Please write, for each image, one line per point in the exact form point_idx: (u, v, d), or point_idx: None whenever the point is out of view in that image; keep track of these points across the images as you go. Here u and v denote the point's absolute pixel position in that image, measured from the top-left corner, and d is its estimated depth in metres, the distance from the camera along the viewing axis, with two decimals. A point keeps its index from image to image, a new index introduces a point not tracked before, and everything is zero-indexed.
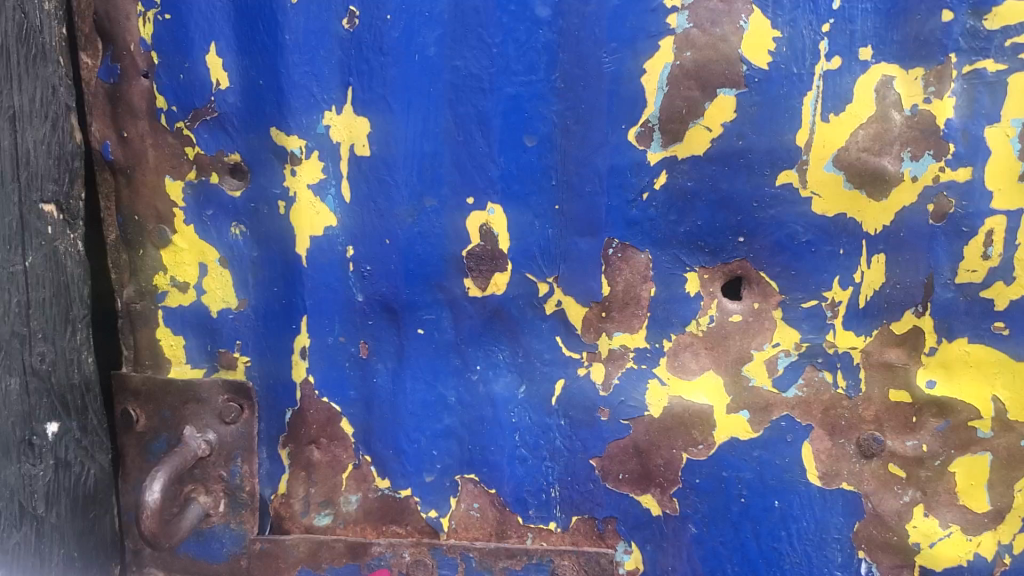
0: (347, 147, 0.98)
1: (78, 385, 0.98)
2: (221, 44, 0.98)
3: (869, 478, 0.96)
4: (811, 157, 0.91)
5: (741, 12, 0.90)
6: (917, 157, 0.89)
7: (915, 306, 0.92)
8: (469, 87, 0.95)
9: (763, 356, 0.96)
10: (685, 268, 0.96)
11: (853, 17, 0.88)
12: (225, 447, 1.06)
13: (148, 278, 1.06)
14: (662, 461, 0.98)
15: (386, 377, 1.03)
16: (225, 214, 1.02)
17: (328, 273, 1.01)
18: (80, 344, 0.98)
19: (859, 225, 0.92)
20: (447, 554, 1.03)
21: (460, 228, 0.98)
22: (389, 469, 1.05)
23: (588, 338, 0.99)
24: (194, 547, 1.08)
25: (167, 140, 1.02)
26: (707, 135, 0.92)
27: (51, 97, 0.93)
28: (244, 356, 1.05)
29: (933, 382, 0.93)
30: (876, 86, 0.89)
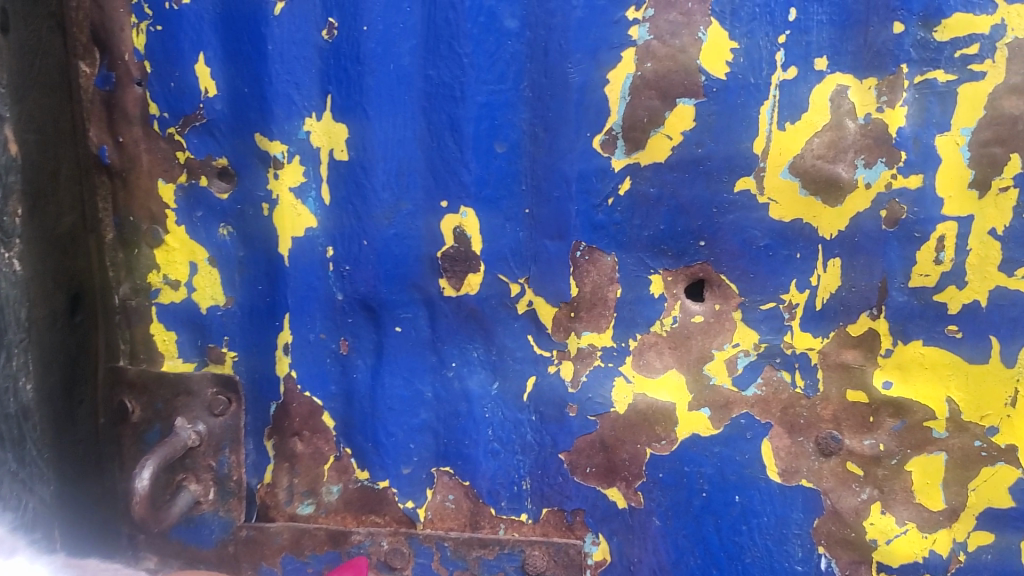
0: (327, 153, 1.03)
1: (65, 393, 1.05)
2: (209, 54, 1.03)
3: (828, 475, 0.99)
4: (768, 164, 0.94)
5: (699, 24, 0.93)
6: (870, 164, 0.92)
7: (870, 309, 0.95)
8: (441, 96, 0.99)
9: (723, 355, 1.00)
10: (649, 271, 1.00)
11: (809, 28, 0.91)
12: (214, 438, 1.12)
13: (142, 275, 1.11)
14: (627, 456, 1.03)
15: (366, 373, 1.08)
16: (214, 216, 1.08)
17: (310, 273, 1.06)
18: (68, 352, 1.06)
19: (815, 230, 0.95)
20: (423, 543, 1.07)
21: (434, 231, 1.02)
22: (369, 461, 1.09)
23: (558, 337, 1.03)
24: (186, 533, 1.13)
25: (160, 145, 1.07)
26: (668, 142, 0.96)
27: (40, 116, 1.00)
28: (232, 351, 1.10)
29: (890, 383, 0.96)
30: (831, 96, 0.92)
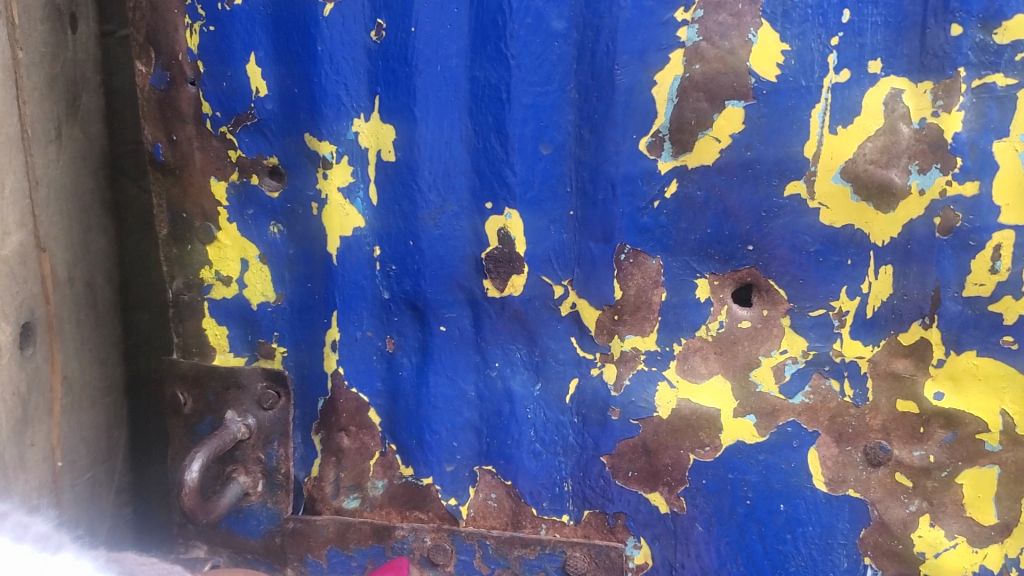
0: (374, 152, 1.03)
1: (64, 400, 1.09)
2: (260, 54, 1.04)
3: (876, 486, 0.97)
4: (819, 169, 0.92)
5: (750, 25, 0.91)
6: (924, 170, 0.89)
7: (921, 318, 0.93)
8: (488, 97, 0.98)
9: (770, 362, 0.99)
10: (695, 275, 0.99)
11: (862, 30, 0.89)
12: (264, 430, 1.14)
13: (195, 270, 1.14)
14: (670, 461, 1.02)
15: (411, 371, 1.09)
16: (265, 214, 1.09)
17: (357, 272, 1.07)
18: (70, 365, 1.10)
19: (866, 236, 0.93)
20: (465, 540, 1.08)
21: (480, 232, 1.02)
22: (413, 458, 1.10)
23: (602, 339, 1.02)
24: (234, 524, 1.16)
25: (213, 143, 1.09)
26: (716, 145, 0.94)
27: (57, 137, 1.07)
28: (282, 346, 1.12)
29: (941, 394, 0.94)
30: (885, 99, 0.89)
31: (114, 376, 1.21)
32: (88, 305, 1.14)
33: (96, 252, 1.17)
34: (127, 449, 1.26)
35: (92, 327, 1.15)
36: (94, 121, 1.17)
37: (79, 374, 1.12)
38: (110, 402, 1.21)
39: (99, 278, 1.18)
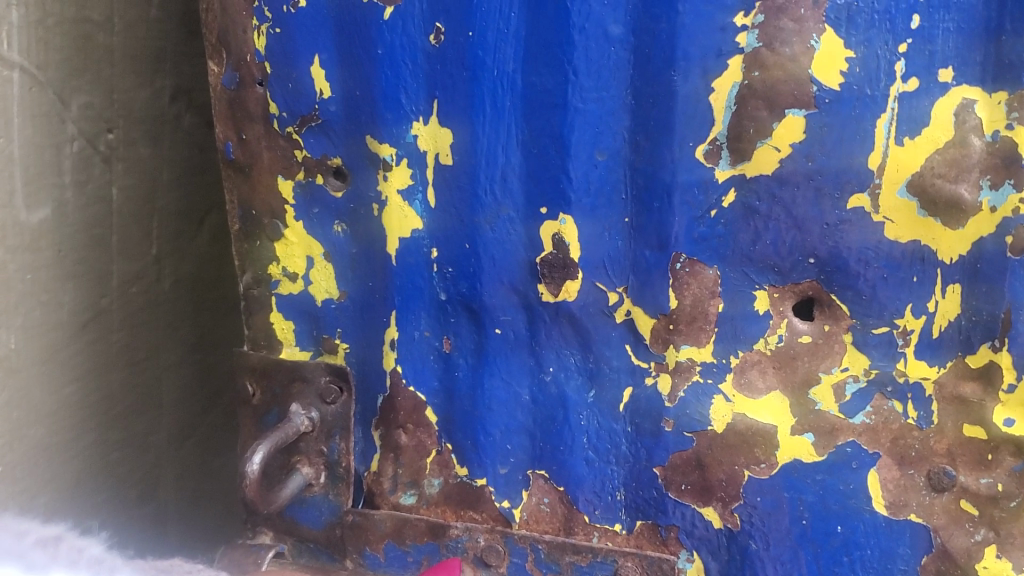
0: (432, 156, 1.04)
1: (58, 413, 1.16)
2: (324, 57, 1.05)
3: (939, 512, 0.93)
4: (884, 182, 0.88)
5: (812, 31, 0.87)
6: (996, 185, 0.85)
7: (991, 340, 0.88)
8: (543, 102, 0.97)
9: (831, 379, 0.95)
10: (754, 286, 0.95)
11: (933, 37, 0.84)
12: (327, 424, 1.16)
13: (264, 266, 1.16)
14: (723, 477, 0.99)
15: (467, 372, 1.09)
16: (329, 213, 1.11)
17: (415, 272, 1.08)
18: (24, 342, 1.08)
19: (933, 253, 0.88)
20: (518, 543, 1.08)
21: (534, 236, 1.02)
22: (468, 458, 1.11)
23: (656, 349, 1.00)
24: (299, 512, 1.19)
25: (280, 142, 1.11)
26: (775, 154, 0.90)
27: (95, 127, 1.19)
28: (345, 342, 1.14)
29: (1012, 421, 0.88)
30: (956, 110, 0.85)
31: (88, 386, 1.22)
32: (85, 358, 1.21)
33: (40, 322, 1.11)
34: (128, 456, 1.33)
35: (40, 415, 1.13)
36: (13, 125, 1.04)
37: (85, 457, 1.23)
38: (117, 414, 1.29)
39: (111, 313, 1.26)
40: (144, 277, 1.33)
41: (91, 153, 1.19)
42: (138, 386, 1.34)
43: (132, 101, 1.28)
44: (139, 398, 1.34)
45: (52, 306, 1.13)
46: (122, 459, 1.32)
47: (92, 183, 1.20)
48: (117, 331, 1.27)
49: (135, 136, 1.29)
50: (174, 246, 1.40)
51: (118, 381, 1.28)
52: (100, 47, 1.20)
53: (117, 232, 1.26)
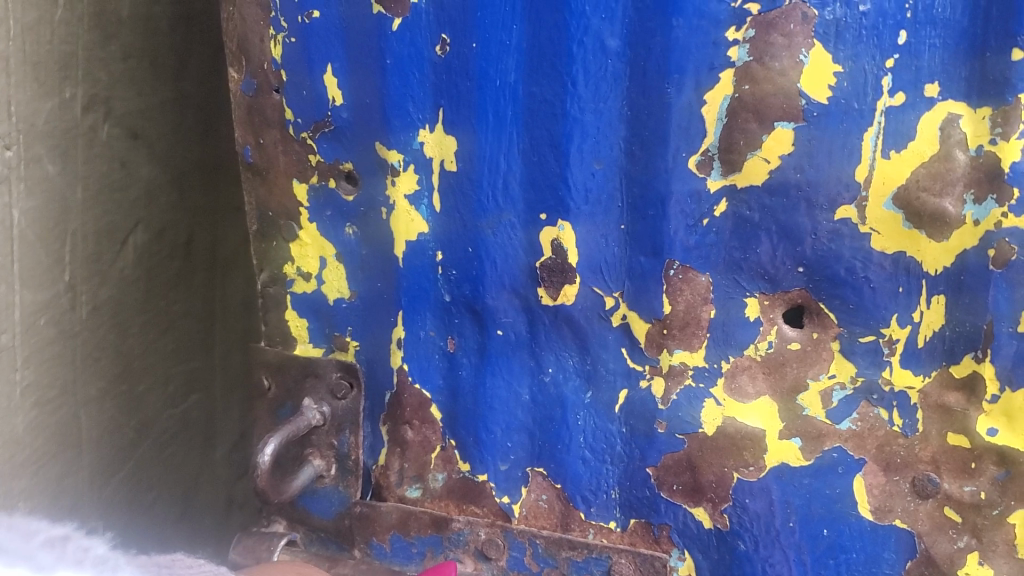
0: (438, 162, 1.07)
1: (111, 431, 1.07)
2: (336, 65, 1.09)
3: (923, 518, 0.95)
4: (870, 194, 0.89)
5: (801, 46, 0.89)
6: (980, 199, 0.86)
7: (974, 351, 0.89)
8: (544, 112, 1.01)
9: (818, 386, 0.97)
10: (744, 294, 0.98)
11: (919, 52, 0.86)
12: (337, 418, 1.20)
13: (279, 265, 1.21)
14: (713, 478, 1.02)
15: (470, 371, 1.13)
16: (341, 216, 1.15)
17: (422, 274, 1.12)
18: (140, 345, 1.11)
19: (918, 264, 0.90)
20: (517, 537, 1.12)
21: (535, 242, 1.05)
22: (470, 454, 1.15)
23: (651, 352, 1.03)
24: (310, 502, 1.24)
25: (295, 147, 1.15)
26: (765, 166, 0.93)
27: (160, 104, 1.12)
28: (355, 340, 1.18)
29: (995, 430, 0.90)
30: (941, 124, 0.86)
31: (181, 393, 1.20)
32: (191, 356, 1.21)
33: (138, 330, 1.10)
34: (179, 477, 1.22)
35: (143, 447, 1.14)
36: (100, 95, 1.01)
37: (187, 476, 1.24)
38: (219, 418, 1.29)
39: (172, 307, 1.17)
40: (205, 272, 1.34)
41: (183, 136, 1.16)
42: (229, 380, 1.30)
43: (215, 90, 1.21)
44: (231, 399, 1.31)
45: (165, 307, 1.15)
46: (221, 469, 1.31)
47: (190, 182, 1.18)
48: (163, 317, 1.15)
49: (114, 152, 1.04)
50: (218, 258, 1.24)
51: (202, 380, 1.24)
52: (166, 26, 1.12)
53: (238, 224, 1.26)
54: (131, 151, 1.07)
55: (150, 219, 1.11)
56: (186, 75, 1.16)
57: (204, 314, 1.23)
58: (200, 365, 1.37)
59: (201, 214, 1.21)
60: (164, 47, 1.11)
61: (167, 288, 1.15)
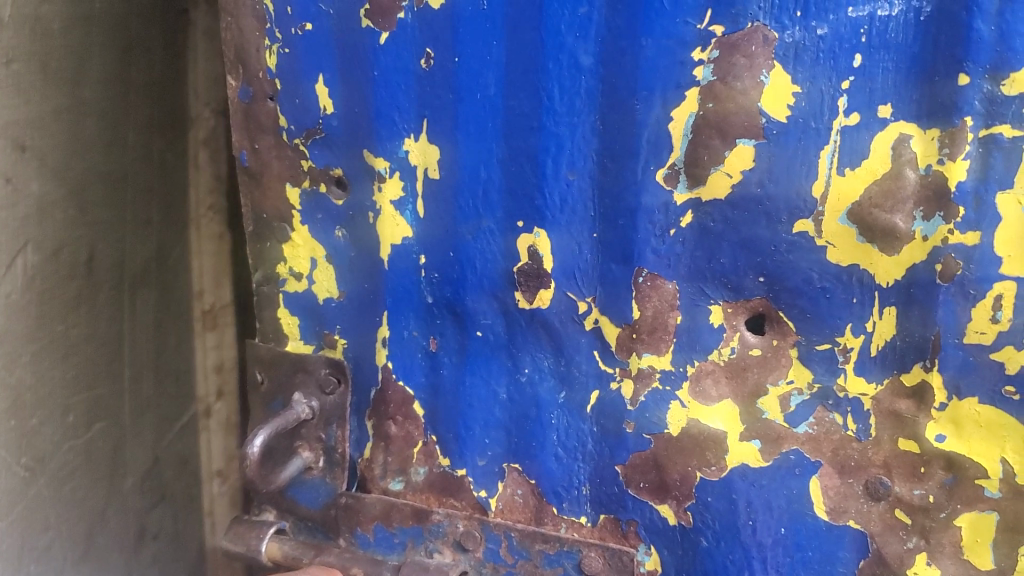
0: (422, 170, 1.12)
1: (71, 426, 1.42)
2: (327, 76, 1.15)
3: (876, 520, 0.99)
4: (826, 209, 0.94)
5: (762, 67, 0.93)
6: (928, 216, 0.90)
7: (923, 361, 0.94)
8: (520, 125, 1.06)
9: (777, 391, 1.01)
10: (709, 301, 1.02)
11: (874, 75, 0.90)
12: (326, 413, 1.25)
13: (272, 265, 1.26)
14: (678, 476, 1.07)
15: (451, 370, 1.18)
16: (331, 219, 1.20)
17: (406, 276, 1.17)
18: (47, 373, 1.36)
19: (871, 277, 0.94)
20: (493, 530, 1.17)
21: (512, 248, 1.10)
22: (450, 450, 1.20)
23: (622, 355, 1.08)
24: (299, 492, 1.29)
25: (288, 152, 1.21)
26: (727, 180, 0.97)
27: (122, 121, 1.47)
28: (343, 339, 1.24)
29: (943, 436, 0.94)
30: (893, 144, 0.90)
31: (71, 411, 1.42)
32: (63, 372, 1.39)
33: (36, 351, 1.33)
34: (91, 470, 1.47)
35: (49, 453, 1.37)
36: (59, 124, 1.34)
37: (81, 478, 1.45)
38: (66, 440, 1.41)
39: (58, 329, 1.37)
40: (87, 304, 1.43)
41: (86, 153, 1.40)
42: (89, 399, 1.45)
43: (57, 94, 1.33)
44: (67, 429, 1.41)
45: (62, 332, 1.38)
46: (100, 470, 1.49)
47: (82, 216, 1.40)
48: (60, 352, 1.38)
49: (90, 185, 1.42)
50: (87, 288, 1.42)
51: (73, 404, 1.42)
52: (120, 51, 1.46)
53: (82, 246, 1.41)
54: (75, 158, 1.37)
55: (102, 239, 1.45)
56: (117, 96, 1.46)
57: (104, 336, 1.48)
58: (97, 390, 1.47)
59: (105, 236, 1.46)
60: (59, 50, 1.32)
61: (58, 318, 1.37)
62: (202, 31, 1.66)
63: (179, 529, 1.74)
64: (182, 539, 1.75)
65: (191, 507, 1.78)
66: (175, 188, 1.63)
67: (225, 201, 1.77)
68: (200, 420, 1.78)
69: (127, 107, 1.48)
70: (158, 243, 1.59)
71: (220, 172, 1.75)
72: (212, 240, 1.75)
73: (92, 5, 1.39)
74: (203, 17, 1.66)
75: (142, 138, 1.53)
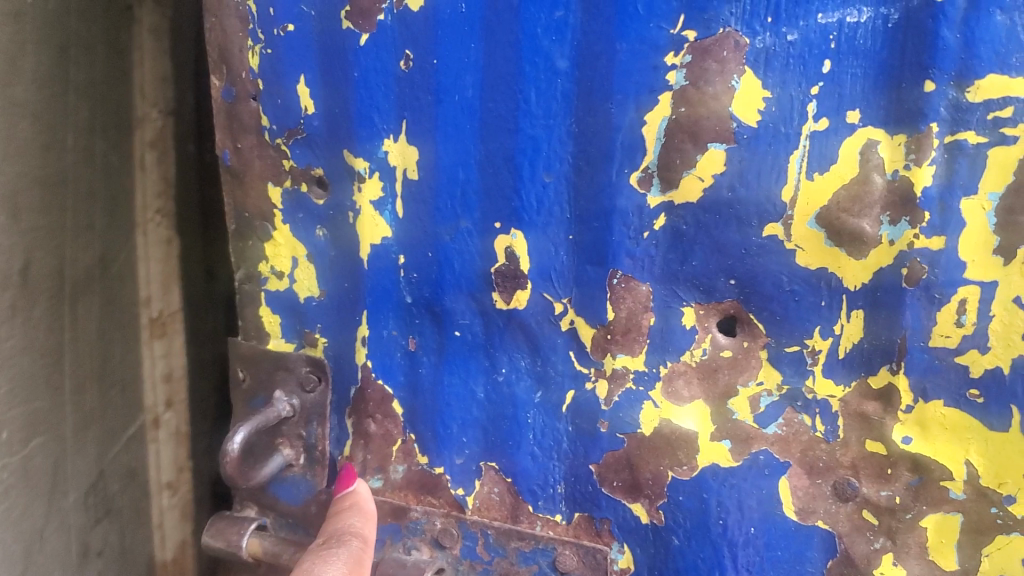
0: (401, 171, 1.14)
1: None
2: (309, 77, 1.16)
3: (844, 520, 1.00)
4: (795, 213, 0.95)
5: (733, 72, 0.94)
6: (894, 221, 0.92)
7: (889, 364, 0.95)
8: (497, 127, 1.07)
9: (747, 392, 1.03)
10: (681, 303, 1.03)
11: (842, 81, 0.91)
12: (306, 410, 1.26)
13: (254, 264, 1.27)
14: (650, 476, 1.08)
15: (429, 369, 1.19)
16: (312, 219, 1.22)
17: (385, 276, 1.18)
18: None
19: (840, 280, 0.95)
20: (470, 527, 1.18)
21: (489, 248, 1.11)
22: (428, 448, 1.21)
23: (596, 356, 1.09)
24: (280, 489, 1.30)
25: (270, 152, 1.22)
26: (699, 185, 0.98)
27: (60, 105, 1.30)
28: (324, 337, 1.25)
29: (909, 438, 0.96)
30: (860, 149, 0.92)
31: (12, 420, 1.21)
32: (35, 367, 1.26)
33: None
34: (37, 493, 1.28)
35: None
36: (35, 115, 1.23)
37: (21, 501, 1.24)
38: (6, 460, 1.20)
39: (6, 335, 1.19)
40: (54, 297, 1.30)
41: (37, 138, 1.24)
42: (36, 408, 1.27)
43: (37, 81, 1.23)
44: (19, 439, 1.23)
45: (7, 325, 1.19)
46: (42, 487, 1.30)
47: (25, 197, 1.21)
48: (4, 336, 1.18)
49: (44, 167, 1.26)
50: (49, 282, 1.28)
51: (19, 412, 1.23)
52: (75, 36, 1.34)
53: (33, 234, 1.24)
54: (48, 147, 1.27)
55: (51, 231, 1.28)
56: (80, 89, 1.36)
57: (45, 345, 1.28)
58: (34, 404, 1.26)
59: (42, 241, 1.26)
60: (31, 43, 1.21)
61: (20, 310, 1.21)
62: (147, 30, 1.59)
63: (127, 547, 1.60)
64: (127, 555, 1.60)
65: (139, 521, 1.64)
66: (120, 190, 1.51)
67: (173, 205, 1.69)
68: (149, 430, 1.67)
69: (66, 107, 1.32)
70: (101, 249, 1.45)
71: (167, 174, 1.67)
72: (160, 245, 1.66)
73: (25, 1, 1.19)
74: (148, 15, 1.60)
75: (82, 140, 1.37)
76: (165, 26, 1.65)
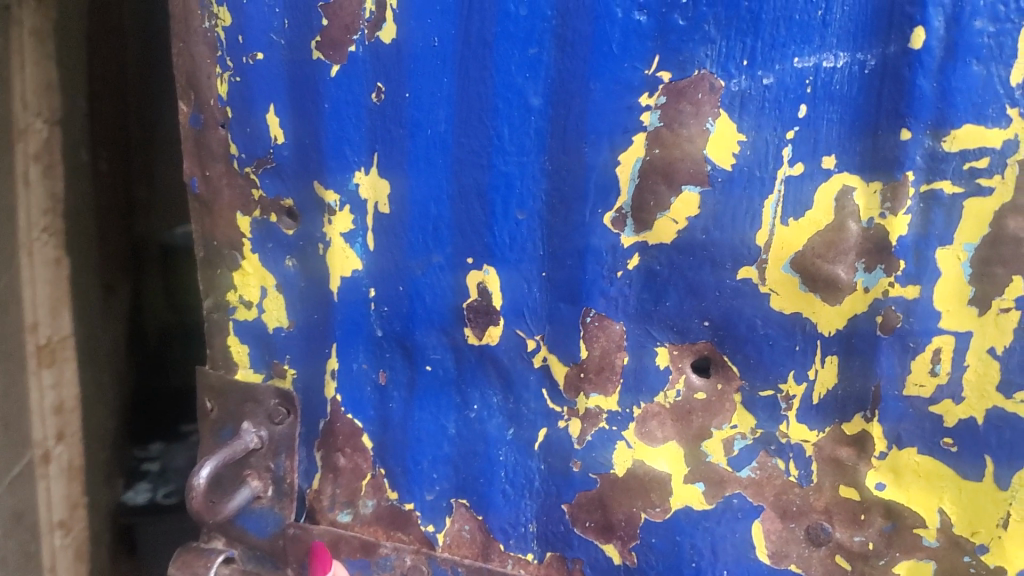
0: (372, 204, 1.12)
1: None
2: (278, 107, 1.13)
3: (817, 565, 0.99)
4: (770, 257, 0.94)
5: (708, 115, 0.93)
6: (869, 269, 0.91)
7: (863, 411, 0.94)
8: (470, 163, 1.05)
9: (721, 435, 1.01)
10: (655, 343, 1.02)
11: (818, 126, 0.90)
12: (274, 443, 1.24)
13: (222, 293, 1.24)
14: (623, 517, 1.06)
15: (400, 404, 1.18)
16: (282, 249, 1.19)
17: (355, 309, 1.16)
18: None
19: (814, 325, 0.94)
20: (440, 565, 1.16)
21: (462, 284, 1.09)
22: (398, 483, 1.19)
23: (569, 394, 1.07)
24: (248, 521, 1.27)
25: (239, 181, 1.19)
26: (674, 227, 0.97)
27: None
28: (293, 368, 1.23)
29: (883, 485, 0.95)
30: (836, 196, 0.91)
31: None
32: None
33: None
34: None
35: None
36: None
37: None
38: None
39: None
40: None
41: None
42: None
43: None
44: None
45: None
46: None
47: None
48: None
49: None
50: None
51: None
52: None
53: None
54: None
55: None
56: None
57: None
58: None
59: None
60: None
61: None
62: (28, 31, 1.63)
63: None
64: None
65: (28, 562, 1.75)
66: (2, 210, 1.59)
67: (60, 222, 1.78)
68: (39, 466, 1.77)
69: None
70: None
71: (52, 189, 1.74)
72: (47, 266, 1.74)
73: None
74: (30, 16, 1.63)
75: None
76: (47, 29, 1.68)
